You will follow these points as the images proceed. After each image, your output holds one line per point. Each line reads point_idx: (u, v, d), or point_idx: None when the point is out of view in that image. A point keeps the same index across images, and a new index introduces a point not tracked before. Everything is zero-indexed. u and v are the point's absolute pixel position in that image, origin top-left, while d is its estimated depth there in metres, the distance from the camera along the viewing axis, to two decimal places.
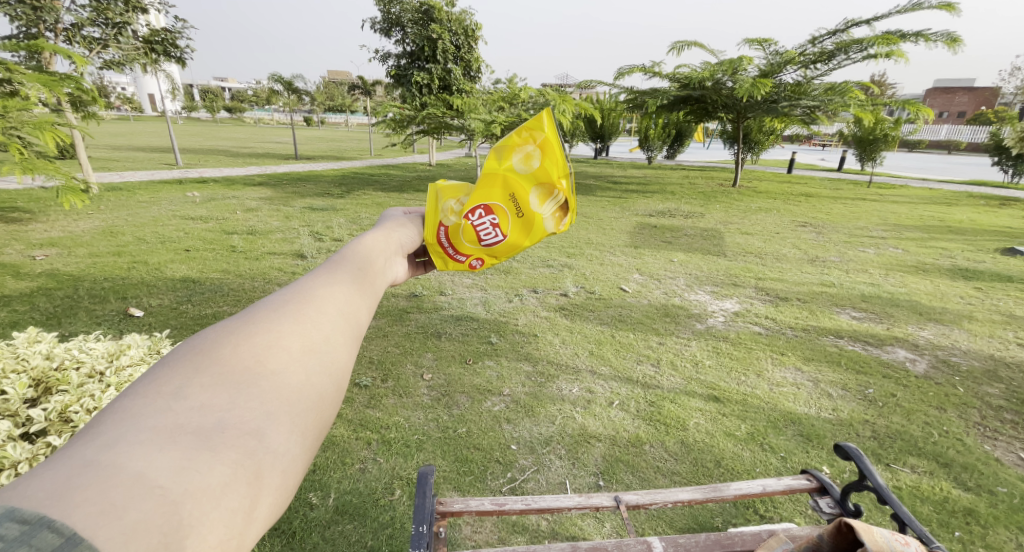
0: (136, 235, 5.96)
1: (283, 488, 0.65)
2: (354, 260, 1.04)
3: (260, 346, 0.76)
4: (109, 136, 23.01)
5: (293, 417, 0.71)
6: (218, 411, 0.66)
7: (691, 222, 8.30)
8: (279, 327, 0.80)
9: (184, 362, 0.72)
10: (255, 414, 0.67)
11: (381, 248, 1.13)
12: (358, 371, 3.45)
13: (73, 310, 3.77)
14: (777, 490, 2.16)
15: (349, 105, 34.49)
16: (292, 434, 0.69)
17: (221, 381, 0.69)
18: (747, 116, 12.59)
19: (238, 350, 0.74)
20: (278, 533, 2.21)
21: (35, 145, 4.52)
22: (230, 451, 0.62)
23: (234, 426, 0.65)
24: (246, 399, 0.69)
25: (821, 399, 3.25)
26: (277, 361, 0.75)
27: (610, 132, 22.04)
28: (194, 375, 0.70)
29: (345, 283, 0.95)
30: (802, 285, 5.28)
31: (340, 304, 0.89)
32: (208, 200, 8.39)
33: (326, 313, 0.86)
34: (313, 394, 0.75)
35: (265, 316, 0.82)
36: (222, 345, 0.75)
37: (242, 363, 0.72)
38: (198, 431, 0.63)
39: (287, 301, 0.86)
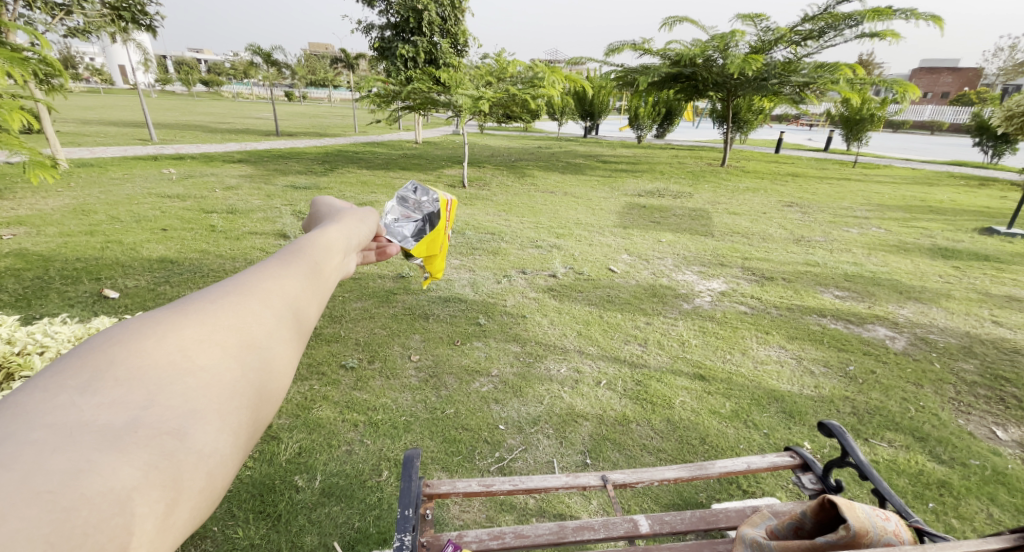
0: (110, 213, 5.77)
1: (206, 495, 0.56)
2: (306, 251, 0.96)
3: (191, 339, 0.66)
4: (80, 109, 22.17)
5: (224, 417, 0.62)
6: (131, 409, 0.55)
7: (680, 202, 8.34)
8: (216, 319, 0.71)
9: (94, 352, 0.59)
10: (178, 412, 0.57)
11: (340, 241, 1.06)
12: (344, 353, 3.41)
13: (44, 291, 3.64)
14: (762, 466, 2.19)
15: (333, 80, 33.79)
16: (221, 433, 0.60)
17: (139, 375, 0.58)
18: (736, 94, 12.61)
19: (164, 342, 0.63)
20: (263, 516, 2.18)
21: None
22: (144, 452, 0.51)
23: (150, 424, 0.54)
24: (167, 396, 0.58)
25: (804, 377, 3.32)
26: (207, 356, 0.65)
27: (598, 110, 21.88)
28: (104, 367, 0.58)
29: (296, 273, 0.87)
30: (787, 265, 5.36)
31: (287, 297, 0.81)
32: (185, 177, 8.16)
33: (272, 305, 0.78)
34: (248, 392, 0.67)
35: (201, 306, 0.72)
36: (143, 336, 0.63)
37: (165, 357, 0.62)
38: (104, 430, 0.51)
39: (228, 293, 0.77)
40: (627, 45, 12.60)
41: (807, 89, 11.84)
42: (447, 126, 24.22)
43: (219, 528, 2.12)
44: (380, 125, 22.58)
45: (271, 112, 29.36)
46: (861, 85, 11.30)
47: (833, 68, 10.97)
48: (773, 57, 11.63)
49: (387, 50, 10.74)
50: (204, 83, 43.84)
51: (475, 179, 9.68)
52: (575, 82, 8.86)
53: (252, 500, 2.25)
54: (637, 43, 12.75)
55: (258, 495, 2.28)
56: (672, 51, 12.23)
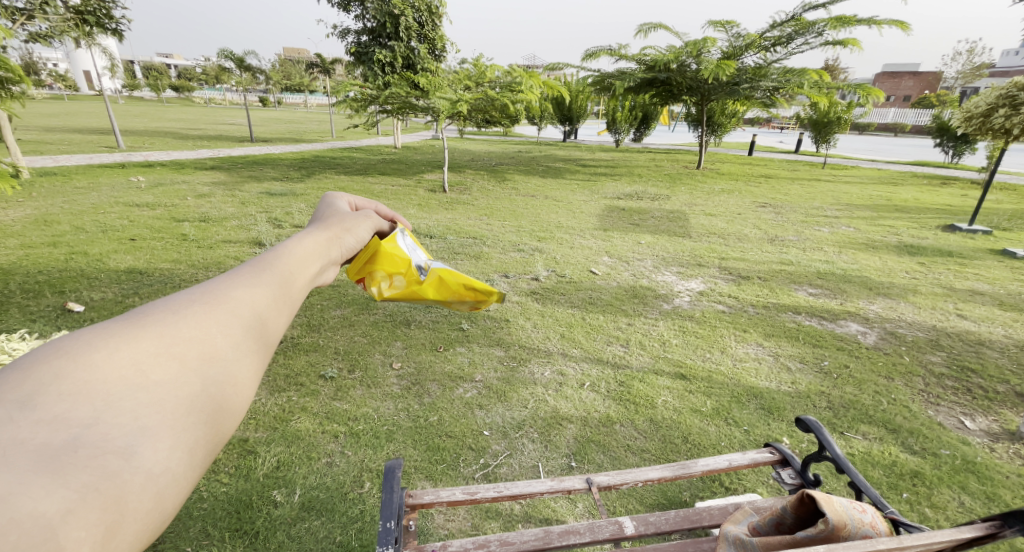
0: (74, 223, 5.56)
1: (155, 513, 0.54)
2: (282, 259, 0.94)
3: (149, 352, 0.63)
4: (43, 115, 21.39)
5: (176, 433, 0.59)
6: (74, 426, 0.51)
7: (658, 205, 8.47)
8: (176, 331, 0.68)
9: (40, 363, 0.56)
10: (124, 430, 0.54)
11: (317, 251, 1.04)
12: (324, 362, 3.34)
13: (3, 306, 3.48)
14: (743, 464, 2.22)
15: (309, 84, 33.35)
16: (173, 450, 0.58)
17: (86, 391, 0.55)
18: (710, 98, 12.91)
19: (116, 355, 0.61)
20: (240, 534, 2.11)
21: None
22: (83, 473, 0.48)
23: (92, 444, 0.51)
24: (114, 413, 0.55)
25: (781, 373, 3.40)
26: (164, 371, 0.63)
27: (576, 114, 22.10)
28: (51, 381, 0.54)
29: (267, 283, 0.85)
30: (763, 264, 5.49)
31: (257, 308, 0.79)
32: (154, 185, 7.91)
33: (240, 317, 0.76)
34: (208, 407, 0.65)
35: (162, 317, 0.70)
36: (94, 350, 0.60)
37: (118, 372, 0.59)
38: (42, 449, 0.47)
39: (192, 301, 0.75)
40: (602, 51, 12.78)
41: (778, 94, 12.19)
42: (425, 131, 24.11)
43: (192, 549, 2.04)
44: (357, 130, 22.37)
45: (244, 117, 28.77)
46: (828, 89, 11.70)
47: (801, 73, 11.33)
48: (744, 63, 11.96)
49: (364, 55, 10.66)
50: (173, 88, 42.56)
51: (455, 184, 9.65)
52: (554, 86, 8.94)
53: (228, 518, 2.18)
54: (613, 49, 12.96)
55: (235, 513, 2.21)
56: (648, 56, 12.45)
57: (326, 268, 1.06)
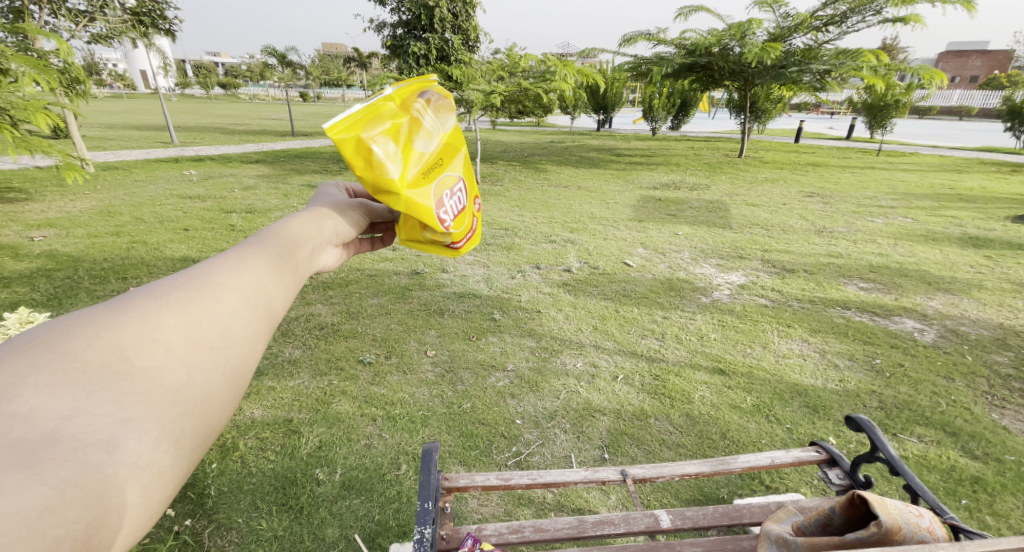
0: (134, 214, 5.93)
1: (145, 506, 0.59)
2: (277, 241, 0.98)
3: (131, 338, 0.68)
4: (105, 114, 22.81)
5: (159, 422, 0.64)
6: (52, 419, 0.56)
7: (697, 195, 8.22)
8: (159, 318, 0.73)
9: (28, 353, 0.62)
10: (105, 422, 0.59)
11: (309, 235, 1.06)
12: (362, 348, 3.45)
13: (73, 291, 3.76)
14: (786, 462, 2.15)
15: (347, 79, 34.11)
16: (158, 441, 0.63)
17: (66, 382, 0.60)
18: (754, 83, 12.35)
19: (96, 344, 0.66)
20: (285, 509, 2.23)
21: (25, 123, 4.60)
22: (63, 469, 0.53)
23: (71, 437, 0.56)
24: (96, 404, 0.60)
25: (828, 371, 3.25)
26: (148, 357, 0.68)
27: (611, 102, 21.59)
28: (31, 372, 0.60)
29: (256, 267, 0.88)
30: (809, 257, 5.23)
31: (244, 292, 0.83)
32: (205, 178, 8.33)
33: (226, 301, 0.80)
34: (192, 396, 0.69)
35: (148, 303, 0.75)
36: (74, 338, 0.66)
37: (99, 360, 0.65)
38: (22, 445, 0.53)
39: (180, 286, 0.79)
40: (641, 36, 12.43)
41: (829, 77, 11.52)
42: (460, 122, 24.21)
43: (243, 520, 2.17)
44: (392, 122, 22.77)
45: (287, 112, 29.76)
46: (886, 71, 10.96)
47: (856, 55, 10.65)
48: (793, 44, 11.34)
49: (399, 48, 10.80)
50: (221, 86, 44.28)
51: (488, 175, 9.68)
52: (588, 74, 8.78)
53: (275, 493, 2.30)
54: (652, 33, 12.59)
55: (281, 488, 2.33)
56: (688, 40, 12.02)
57: (321, 248, 1.08)
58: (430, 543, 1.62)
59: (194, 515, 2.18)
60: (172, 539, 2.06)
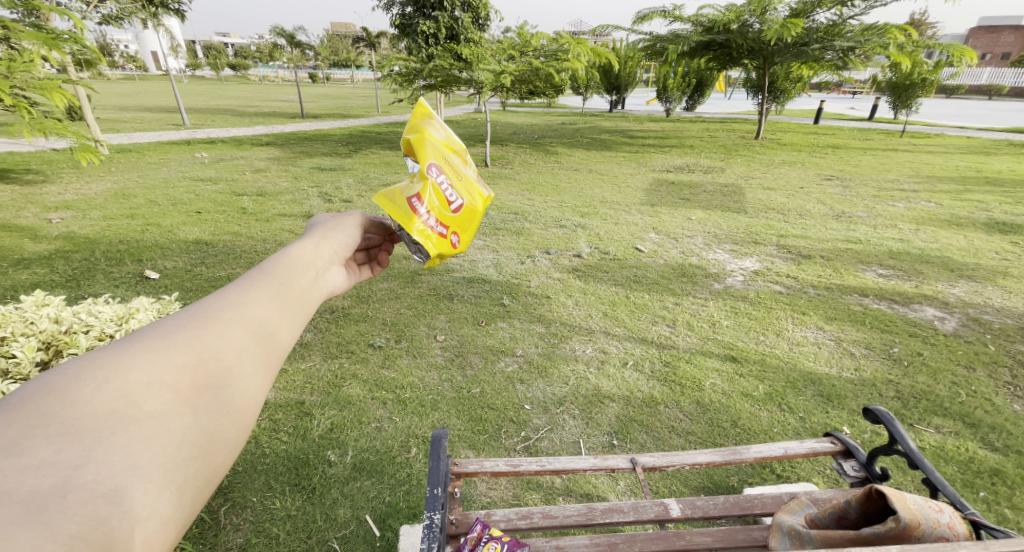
0: (148, 197, 6.01)
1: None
2: (279, 273, 0.93)
3: (137, 382, 0.64)
4: (116, 95, 23.14)
5: (167, 470, 0.59)
6: (63, 468, 0.52)
7: (711, 178, 8.08)
8: (163, 355, 0.69)
9: (31, 402, 0.56)
10: (115, 469, 0.55)
11: (308, 265, 1.00)
12: (372, 332, 3.47)
13: (91, 273, 3.83)
14: (800, 452, 2.11)
15: (355, 61, 34.09)
16: (163, 490, 0.58)
17: (77, 430, 0.56)
18: (774, 62, 12.01)
19: (102, 387, 0.61)
20: (298, 489, 2.26)
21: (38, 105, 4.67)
22: (73, 522, 0.49)
23: (83, 487, 0.51)
24: (106, 451, 0.56)
25: (843, 359, 3.19)
26: (155, 403, 0.63)
27: (625, 83, 21.20)
28: (38, 422, 0.55)
29: (259, 300, 0.84)
30: (826, 242, 5.11)
31: (248, 329, 0.79)
32: (217, 161, 8.40)
33: (231, 343, 0.76)
34: (198, 442, 0.65)
35: (151, 341, 0.70)
36: (81, 383, 0.61)
37: (107, 406, 0.60)
38: (31, 498, 0.48)
39: (186, 321, 0.75)
40: (656, 13, 12.13)
41: (853, 55, 11.16)
42: (470, 105, 23.98)
43: (258, 499, 2.21)
44: (402, 106, 22.67)
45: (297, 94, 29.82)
46: (913, 49, 10.58)
47: (882, 31, 10.30)
48: (815, 21, 10.99)
49: (409, 27, 10.70)
50: (234, 68, 44.34)
51: (499, 159, 9.60)
52: (600, 52, 8.58)
53: (288, 474, 2.33)
54: (667, 10, 12.27)
55: (294, 469, 2.36)
56: (705, 17, 11.70)
57: (319, 280, 1.02)
58: (439, 528, 1.62)
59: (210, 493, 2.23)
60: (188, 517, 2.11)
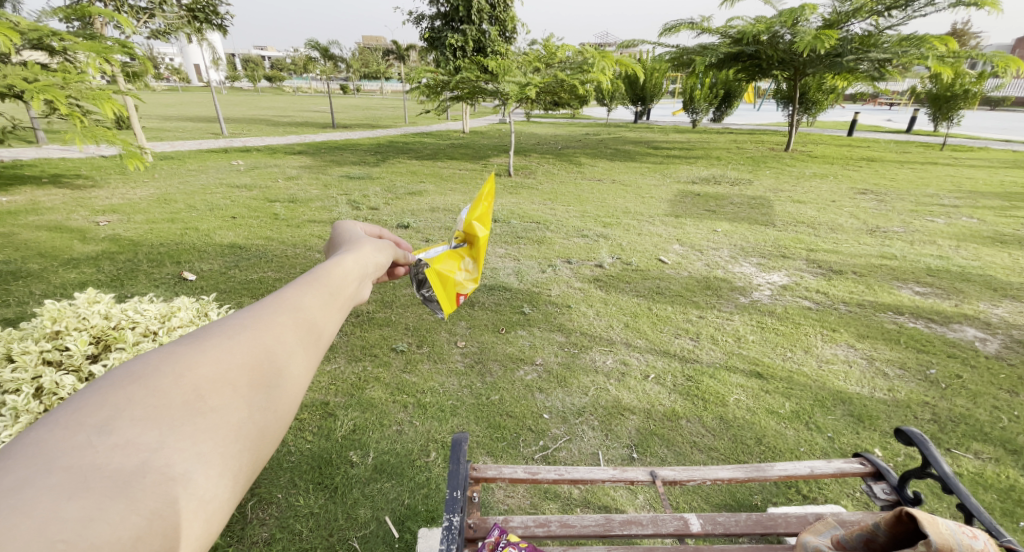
0: (187, 202, 6.29)
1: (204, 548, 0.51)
2: (330, 281, 0.91)
3: (206, 374, 0.62)
4: (160, 105, 24.30)
5: (226, 460, 0.57)
6: (142, 450, 0.51)
7: (738, 190, 7.91)
8: (228, 351, 0.67)
9: (115, 390, 0.55)
10: (185, 455, 0.53)
11: (354, 275, 0.99)
12: (394, 337, 3.54)
13: (134, 273, 4.03)
14: (827, 473, 2.05)
15: (383, 73, 34.88)
16: (222, 477, 0.56)
17: (155, 416, 0.54)
18: (806, 72, 11.71)
19: (174, 375, 0.60)
20: (321, 488, 2.32)
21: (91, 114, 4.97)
22: (150, 501, 0.48)
23: (158, 469, 0.50)
24: (178, 438, 0.54)
25: (875, 379, 3.07)
26: (220, 396, 0.61)
27: (651, 94, 21.02)
28: (119, 404, 0.54)
29: (311, 303, 0.83)
30: (859, 258, 4.94)
31: (301, 329, 0.77)
32: (251, 168, 8.72)
33: (286, 342, 0.74)
34: (252, 437, 0.62)
35: (215, 338, 0.68)
36: (155, 370, 0.60)
37: (180, 395, 0.58)
38: (117, 475, 0.47)
39: (247, 321, 0.74)
40: (684, 24, 12.01)
41: (890, 65, 10.79)
42: (494, 115, 24.24)
43: (283, 496, 2.28)
44: (428, 116, 23.02)
45: (328, 105, 30.74)
46: (955, 59, 10.17)
47: (921, 41, 9.93)
48: (850, 31, 10.68)
49: (437, 40, 10.90)
50: (270, 79, 46.08)
51: (522, 168, 9.66)
52: (625, 63, 8.56)
53: (312, 472, 2.40)
54: (695, 22, 12.15)
55: (317, 468, 2.43)
56: (734, 28, 11.53)
57: (362, 293, 1.01)
58: (458, 531, 1.65)
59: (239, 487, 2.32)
60: None
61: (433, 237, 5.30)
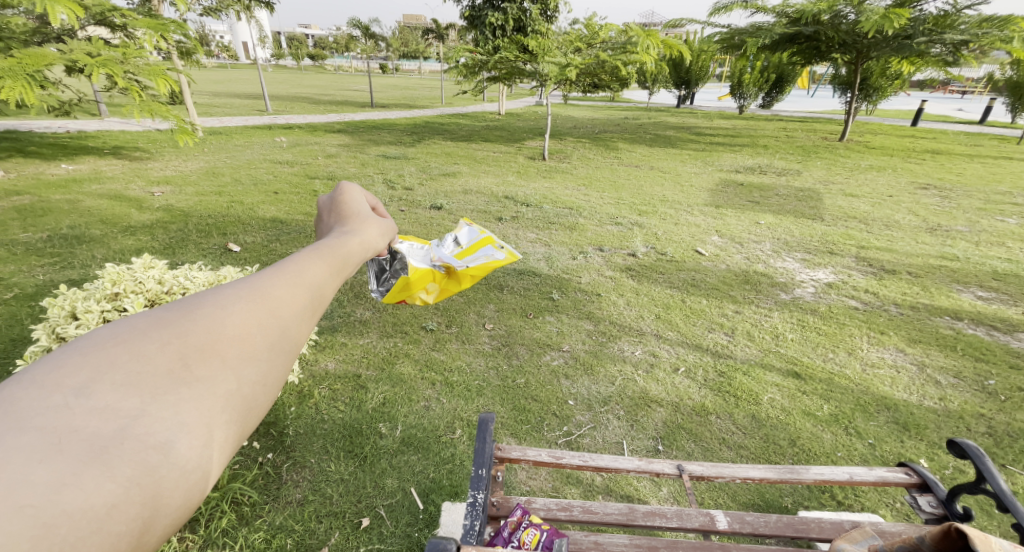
0: (233, 176, 6.54)
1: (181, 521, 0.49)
2: (336, 253, 0.87)
3: (196, 342, 0.59)
4: (209, 81, 25.21)
5: (212, 430, 0.54)
6: (122, 416, 0.49)
7: (785, 181, 7.53)
8: (223, 318, 0.64)
9: (98, 351, 0.54)
10: (167, 424, 0.50)
11: (360, 249, 0.94)
12: (424, 316, 3.60)
13: (184, 242, 4.26)
14: (867, 480, 1.96)
15: (422, 53, 34.95)
16: (208, 447, 0.53)
17: (137, 383, 0.52)
18: (869, 55, 10.91)
19: (162, 342, 0.57)
20: (351, 456, 2.41)
21: (148, 89, 5.22)
22: (126, 467, 0.46)
23: (136, 436, 0.48)
24: (161, 406, 0.52)
25: (926, 387, 2.89)
26: (210, 365, 0.58)
27: (696, 77, 20.13)
28: (105, 368, 0.53)
29: (313, 274, 0.77)
30: (915, 257, 4.63)
31: (301, 301, 0.72)
32: (294, 146, 8.97)
33: (282, 313, 0.69)
34: (240, 412, 0.58)
35: (212, 304, 0.65)
36: (143, 336, 0.58)
37: (165, 363, 0.56)
38: (93, 440, 0.46)
39: (246, 288, 0.70)
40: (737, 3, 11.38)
41: (966, 49, 9.91)
42: (531, 97, 23.93)
43: (315, 461, 2.38)
44: (465, 96, 22.93)
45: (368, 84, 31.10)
46: None
47: (1004, 23, 9.05)
48: (923, 11, 9.84)
49: (477, 19, 10.78)
50: (316, 57, 47.00)
51: (557, 152, 9.51)
52: (670, 44, 8.22)
53: (343, 441, 2.49)
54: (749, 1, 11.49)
55: (348, 437, 2.53)
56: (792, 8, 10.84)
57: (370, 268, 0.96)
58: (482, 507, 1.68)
59: (275, 450, 2.44)
60: (256, 468, 2.32)
61: (465, 220, 5.32)
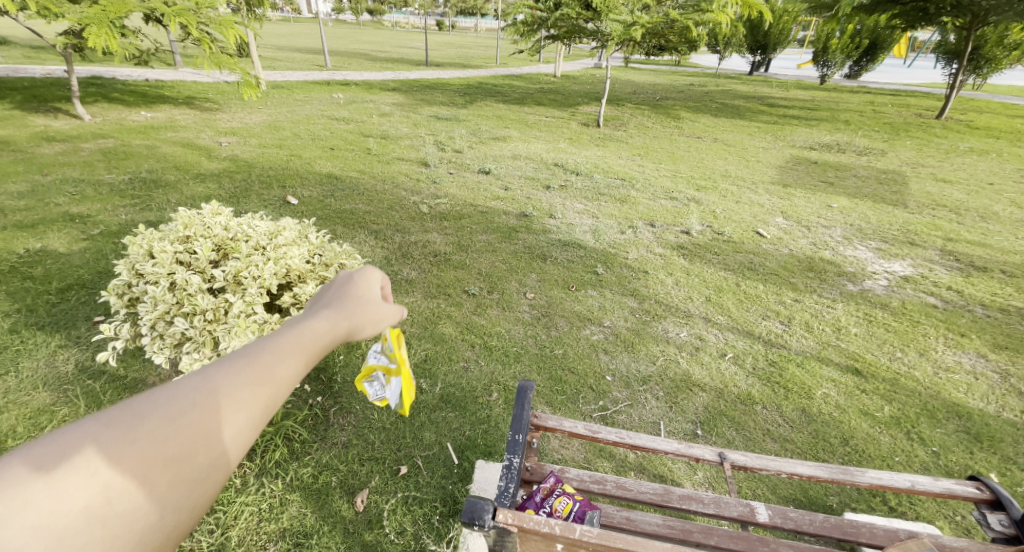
0: (294, 131, 6.76)
1: None
2: (318, 342, 0.89)
3: (155, 445, 0.63)
4: (275, 36, 25.91)
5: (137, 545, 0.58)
6: (61, 529, 0.53)
7: (866, 161, 6.88)
8: (188, 419, 0.67)
9: (70, 439, 0.59)
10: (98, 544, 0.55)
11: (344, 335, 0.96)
12: (467, 280, 3.62)
13: (248, 192, 4.48)
14: (929, 490, 1.82)
15: (481, 11, 34.14)
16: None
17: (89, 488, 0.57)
18: (987, 20, 9.57)
19: (128, 444, 0.62)
20: (393, 408, 2.52)
21: (219, 41, 5.42)
22: None
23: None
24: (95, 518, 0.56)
25: (1006, 398, 2.62)
26: (160, 472, 0.62)
27: (773, 42, 18.40)
28: (70, 464, 0.57)
29: (288, 370, 0.80)
30: (1012, 255, 4.14)
31: (267, 401, 0.75)
32: (351, 103, 9.12)
33: (248, 414, 0.72)
34: (160, 541, 0.60)
35: (181, 396, 0.69)
36: (115, 430, 0.62)
37: (123, 466, 0.60)
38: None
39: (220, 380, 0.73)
40: None
41: None
42: (590, 58, 22.98)
43: (360, 409, 2.50)
44: (523, 57, 22.35)
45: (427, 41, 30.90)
46: None
47: None
48: None
49: None
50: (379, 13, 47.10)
51: (613, 119, 9.14)
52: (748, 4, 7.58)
53: None
54: None
55: None
56: None
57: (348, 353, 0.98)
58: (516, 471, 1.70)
59: (324, 394, 2.58)
60: (307, 409, 2.47)
61: (514, 186, 5.26)
